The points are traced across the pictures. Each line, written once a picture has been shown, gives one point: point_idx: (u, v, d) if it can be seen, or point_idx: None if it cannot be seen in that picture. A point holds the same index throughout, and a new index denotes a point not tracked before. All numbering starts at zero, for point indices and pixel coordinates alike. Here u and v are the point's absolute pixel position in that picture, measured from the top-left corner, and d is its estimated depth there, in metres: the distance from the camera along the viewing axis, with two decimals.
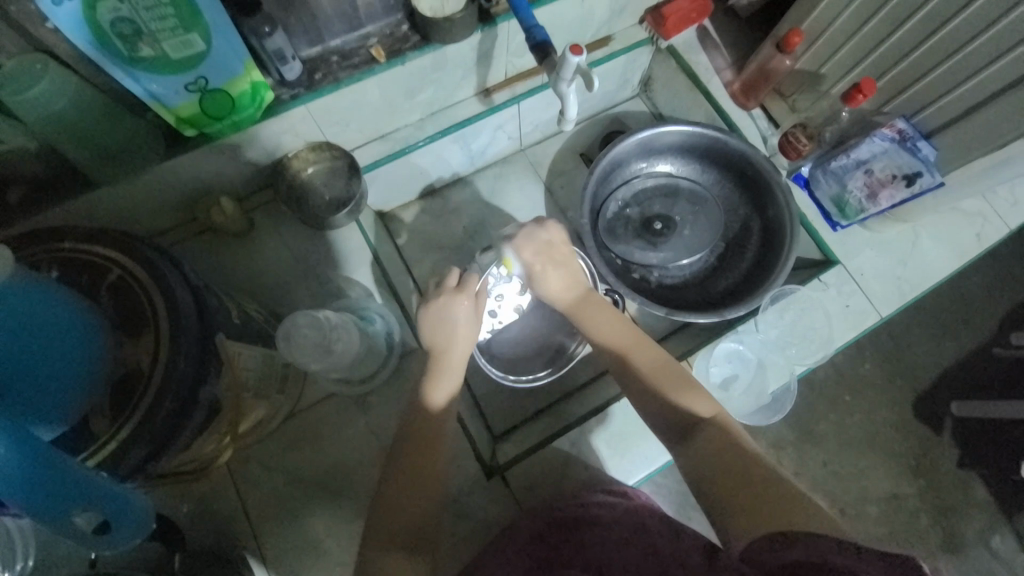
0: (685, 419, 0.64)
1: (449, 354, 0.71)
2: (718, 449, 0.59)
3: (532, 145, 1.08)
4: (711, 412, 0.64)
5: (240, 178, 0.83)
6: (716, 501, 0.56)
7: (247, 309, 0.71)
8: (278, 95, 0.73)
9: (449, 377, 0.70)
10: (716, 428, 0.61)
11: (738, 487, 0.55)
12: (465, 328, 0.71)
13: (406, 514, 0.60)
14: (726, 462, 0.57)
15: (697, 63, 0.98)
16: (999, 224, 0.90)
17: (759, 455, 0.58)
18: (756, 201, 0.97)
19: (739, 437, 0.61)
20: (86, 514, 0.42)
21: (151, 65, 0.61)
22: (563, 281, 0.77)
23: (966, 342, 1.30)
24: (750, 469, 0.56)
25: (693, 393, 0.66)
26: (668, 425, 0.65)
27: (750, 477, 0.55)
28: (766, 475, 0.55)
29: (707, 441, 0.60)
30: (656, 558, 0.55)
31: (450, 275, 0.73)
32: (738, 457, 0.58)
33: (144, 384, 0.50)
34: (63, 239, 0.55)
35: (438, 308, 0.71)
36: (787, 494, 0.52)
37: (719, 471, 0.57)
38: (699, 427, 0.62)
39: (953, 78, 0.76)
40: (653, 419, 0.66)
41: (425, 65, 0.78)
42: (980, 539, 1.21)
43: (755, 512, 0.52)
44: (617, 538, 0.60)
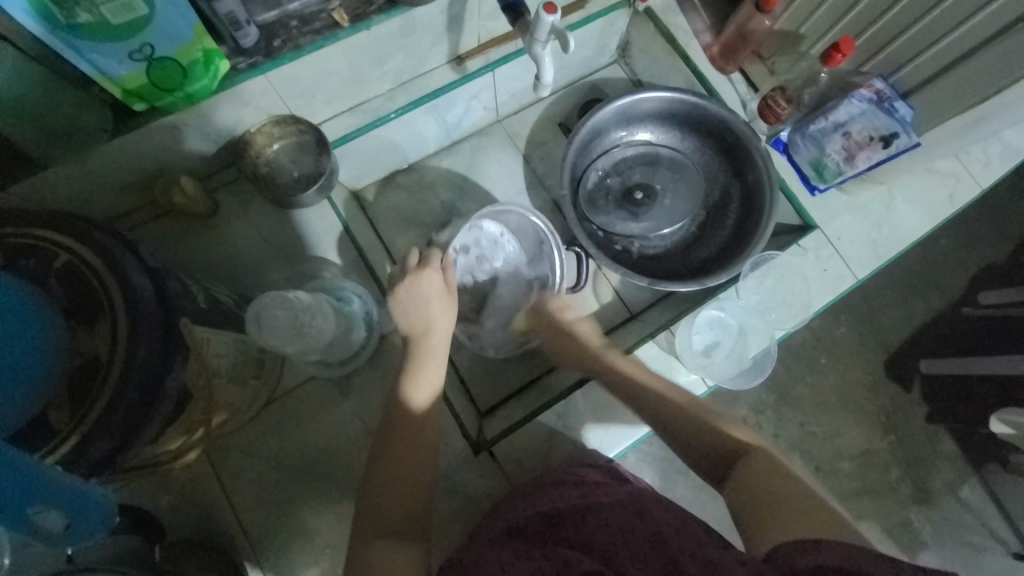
0: (725, 454, 0.61)
1: (428, 338, 0.70)
2: (758, 479, 0.57)
3: (509, 116, 1.05)
4: (753, 443, 0.61)
5: (200, 156, 0.78)
6: (746, 514, 0.55)
7: (215, 294, 0.68)
8: (235, 65, 0.68)
9: (433, 357, 0.69)
10: (758, 460, 0.58)
11: (769, 505, 0.54)
12: (437, 303, 0.72)
13: (394, 506, 0.59)
14: (766, 489, 0.55)
15: (675, 26, 0.96)
16: (971, 184, 0.92)
17: (808, 487, 0.55)
18: (735, 167, 0.96)
19: (783, 467, 0.57)
20: (50, 516, 0.39)
21: (90, 32, 0.55)
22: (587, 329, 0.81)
23: (935, 303, 1.34)
24: (788, 492, 0.54)
25: (737, 426, 0.63)
26: (708, 460, 0.63)
27: (796, 502, 0.53)
28: (803, 494, 0.53)
29: (754, 468, 0.58)
30: (661, 551, 0.52)
31: (413, 252, 0.75)
32: (779, 481, 0.56)
33: (105, 374, 0.48)
34: (3, 223, 0.51)
35: (405, 286, 0.72)
36: (820, 508, 0.51)
37: (756, 495, 0.56)
38: (740, 460, 0.60)
39: (931, 34, 0.76)
40: (695, 452, 0.64)
41: (393, 30, 0.74)
42: (949, 489, 1.28)
43: (781, 519, 0.51)
44: (621, 526, 0.57)
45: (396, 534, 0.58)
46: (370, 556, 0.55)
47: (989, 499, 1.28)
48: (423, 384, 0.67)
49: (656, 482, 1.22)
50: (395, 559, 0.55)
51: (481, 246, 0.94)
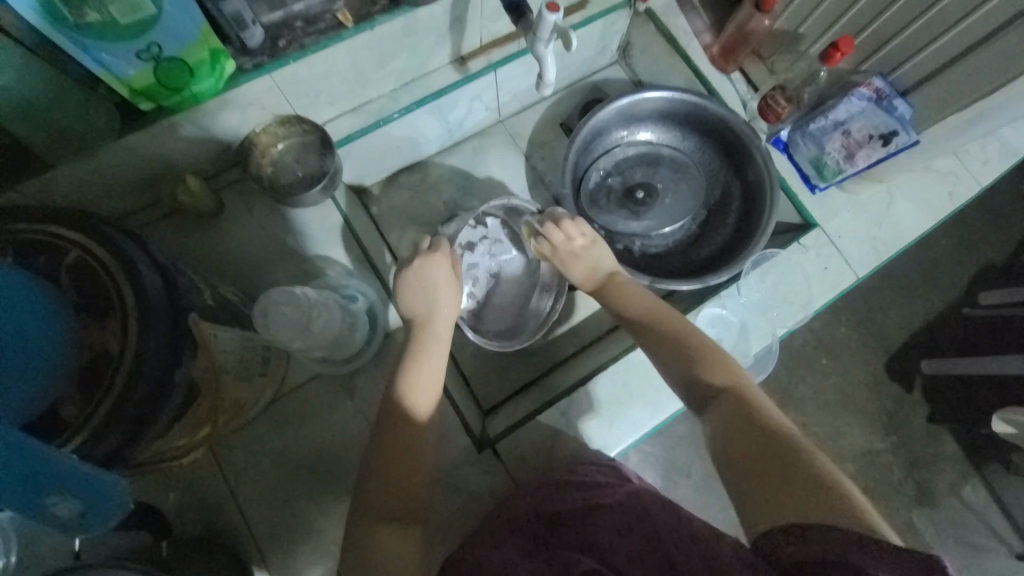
0: (704, 389, 0.63)
1: (433, 322, 0.72)
2: (739, 425, 0.57)
3: (511, 116, 1.06)
4: (729, 382, 0.62)
5: (205, 156, 0.79)
6: (733, 474, 0.54)
7: (221, 291, 0.69)
8: (240, 64, 0.69)
9: (437, 343, 0.71)
10: (734, 400, 0.60)
11: (756, 467, 0.53)
12: (444, 285, 0.74)
13: (397, 504, 0.59)
14: (750, 442, 0.55)
15: (676, 27, 0.96)
16: (970, 181, 0.92)
17: (787, 432, 0.56)
18: (736, 166, 0.97)
19: (759, 409, 0.59)
20: (66, 505, 0.40)
21: (100, 31, 0.56)
22: (585, 266, 0.82)
23: (936, 303, 1.34)
24: (772, 446, 0.54)
25: (720, 365, 0.64)
26: (689, 391, 0.64)
27: (777, 453, 0.53)
28: (788, 450, 0.53)
29: (728, 411, 0.59)
30: (656, 551, 0.55)
31: (423, 240, 0.78)
32: (758, 432, 0.56)
33: (115, 369, 0.48)
34: (16, 221, 0.51)
35: (413, 270, 0.73)
36: (811, 475, 0.50)
37: (740, 447, 0.55)
38: (717, 399, 0.61)
39: (930, 32, 0.77)
40: (678, 385, 0.66)
41: (396, 31, 0.75)
42: (951, 489, 1.28)
43: (773, 493, 0.50)
44: (618, 527, 0.60)
45: (401, 527, 0.59)
46: (376, 549, 0.56)
47: (992, 499, 1.28)
48: (425, 372, 0.67)
49: (659, 483, 1.22)
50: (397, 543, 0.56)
51: (483, 240, 0.96)
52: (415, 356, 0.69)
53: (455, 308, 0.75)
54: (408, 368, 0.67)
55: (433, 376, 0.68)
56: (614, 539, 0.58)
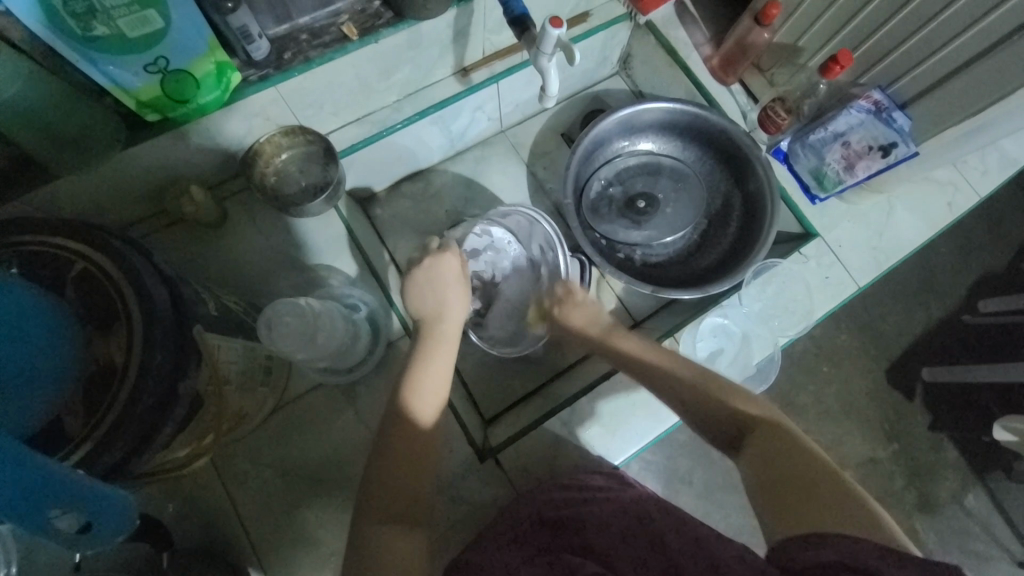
0: (737, 421, 0.62)
1: (441, 325, 0.72)
2: (772, 457, 0.56)
3: (513, 126, 1.07)
4: (762, 414, 0.61)
5: (210, 166, 0.80)
6: (763, 497, 0.54)
7: (224, 301, 0.69)
8: (246, 77, 0.69)
9: (446, 345, 0.71)
10: (766, 432, 0.58)
11: (785, 488, 0.53)
12: (454, 290, 0.74)
13: (398, 515, 0.58)
14: (784, 468, 0.54)
15: (676, 39, 0.97)
16: (969, 192, 0.93)
17: (822, 459, 0.54)
18: (737, 177, 0.97)
19: (798, 440, 0.57)
20: (68, 518, 0.40)
21: (107, 44, 0.57)
22: (585, 315, 0.81)
23: (937, 311, 1.34)
24: (806, 472, 0.53)
25: (748, 398, 0.63)
26: (720, 429, 0.64)
27: (808, 478, 0.52)
28: (825, 478, 0.52)
29: (760, 444, 0.58)
30: (659, 555, 0.55)
31: (432, 240, 0.78)
32: (794, 461, 0.54)
33: (119, 380, 0.48)
34: (22, 232, 0.52)
35: (423, 274, 0.74)
36: (843, 499, 0.49)
37: (772, 475, 0.54)
38: (752, 431, 0.60)
39: (927, 46, 0.77)
40: (705, 425, 0.65)
41: (400, 43, 0.75)
42: (954, 498, 1.27)
43: (798, 509, 0.50)
44: (622, 533, 0.60)
45: (401, 526, 0.58)
46: (375, 547, 0.56)
47: (995, 508, 1.27)
48: (428, 381, 0.66)
49: (661, 492, 1.22)
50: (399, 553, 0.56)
51: (488, 249, 0.98)
52: (421, 359, 0.68)
53: (464, 314, 0.75)
54: (414, 369, 0.67)
55: (441, 378, 0.68)
56: (619, 547, 0.58)
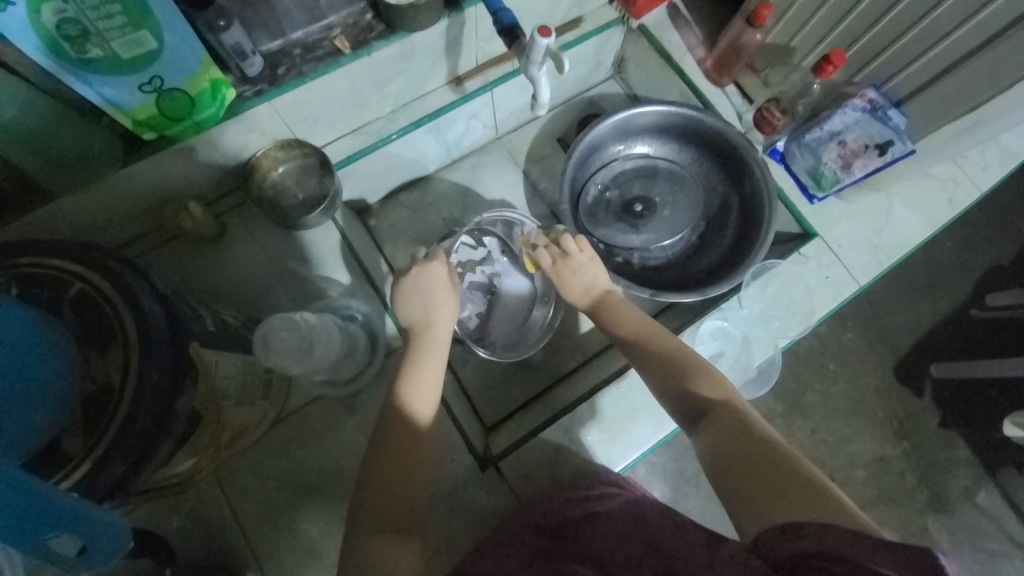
0: (699, 401, 0.63)
1: (431, 332, 0.72)
2: (734, 436, 0.57)
3: (509, 133, 1.07)
4: (723, 395, 0.63)
5: (208, 182, 0.81)
6: (723, 474, 0.55)
7: (223, 316, 0.69)
8: (240, 93, 0.70)
9: (436, 354, 0.70)
10: (728, 412, 0.60)
11: (747, 469, 0.54)
12: (440, 301, 0.74)
13: (395, 527, 0.58)
14: (744, 449, 0.55)
15: (669, 42, 0.97)
16: (969, 187, 0.92)
17: (777, 441, 0.56)
18: (733, 178, 0.97)
19: (756, 424, 0.58)
20: (66, 541, 0.40)
21: (102, 66, 0.57)
22: (581, 282, 0.80)
23: (942, 306, 1.33)
24: (764, 452, 0.55)
25: (711, 379, 0.65)
26: (680, 405, 0.64)
27: (770, 464, 0.53)
28: (780, 457, 0.54)
29: (721, 424, 0.59)
30: (656, 556, 0.56)
31: (421, 250, 0.79)
32: (751, 441, 0.56)
33: (117, 399, 0.49)
34: (21, 254, 0.53)
35: (412, 281, 0.74)
36: (798, 478, 0.51)
37: (732, 455, 0.56)
38: (713, 412, 0.61)
39: (921, 43, 0.77)
40: (669, 400, 0.66)
41: (393, 55, 0.76)
42: (965, 495, 1.25)
43: (765, 491, 0.51)
44: (618, 535, 0.62)
45: (398, 535, 0.58)
46: (372, 551, 0.56)
47: (1008, 505, 1.25)
48: (421, 391, 0.66)
49: (667, 495, 1.21)
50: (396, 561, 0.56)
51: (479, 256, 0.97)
52: (414, 370, 0.68)
53: (452, 324, 0.75)
54: (405, 381, 0.67)
55: (434, 386, 0.68)
56: (614, 549, 0.59)
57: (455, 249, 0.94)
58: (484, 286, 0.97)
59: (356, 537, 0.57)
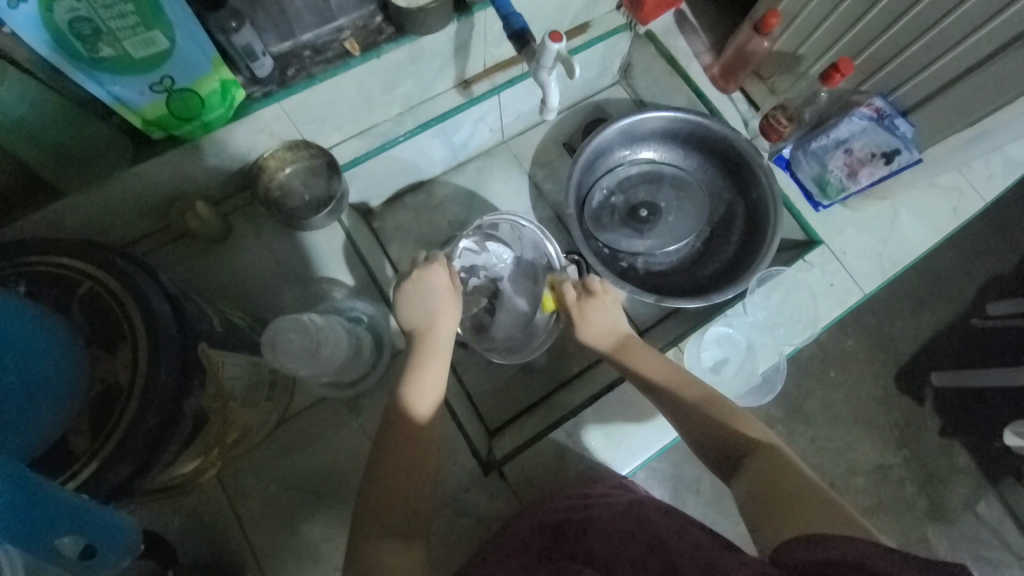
0: (734, 444, 0.62)
1: (437, 334, 0.72)
2: (770, 478, 0.56)
3: (515, 136, 1.07)
4: (760, 438, 0.62)
5: (215, 182, 0.81)
6: (758, 513, 0.54)
7: (229, 316, 0.69)
8: (250, 93, 0.70)
9: (438, 355, 0.70)
10: (765, 454, 0.59)
11: (782, 508, 0.53)
12: (444, 303, 0.74)
13: (399, 531, 0.58)
14: (781, 490, 0.54)
15: (676, 48, 0.98)
16: (974, 197, 0.92)
17: (816, 483, 0.55)
18: (739, 185, 0.97)
19: (794, 467, 0.57)
20: (71, 539, 0.39)
21: (114, 65, 0.58)
22: (604, 322, 0.81)
23: (944, 315, 1.33)
24: (799, 492, 0.54)
25: (748, 425, 0.64)
26: (717, 452, 0.63)
27: (810, 503, 0.52)
28: (817, 497, 0.52)
29: (759, 466, 0.58)
30: (659, 555, 0.55)
31: (422, 253, 0.78)
32: (789, 483, 0.55)
33: (124, 399, 0.48)
34: (30, 252, 0.52)
35: (416, 284, 0.73)
36: (837, 515, 0.50)
37: (769, 496, 0.54)
38: (749, 455, 0.60)
39: (929, 53, 0.77)
40: (706, 447, 0.65)
41: (402, 58, 0.76)
42: (966, 504, 1.25)
43: (794, 520, 0.51)
44: (620, 535, 0.60)
45: (403, 539, 0.58)
46: (375, 553, 0.56)
47: (1008, 515, 1.25)
48: (425, 393, 0.66)
49: (668, 501, 1.20)
50: (400, 564, 0.56)
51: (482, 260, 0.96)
52: (419, 372, 0.68)
53: (455, 324, 0.75)
54: (410, 385, 0.67)
55: (437, 389, 0.68)
56: (618, 552, 0.58)
57: (459, 253, 0.94)
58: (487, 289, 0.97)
59: (360, 540, 0.57)
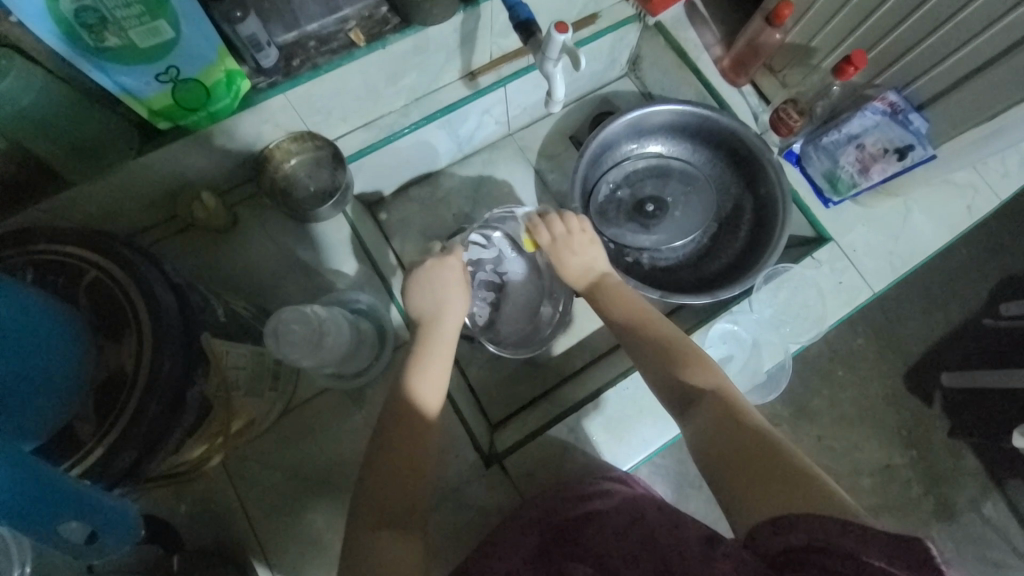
0: (687, 389, 0.62)
1: (442, 327, 0.72)
2: (724, 427, 0.56)
3: (521, 129, 1.06)
4: (713, 385, 0.62)
5: (221, 172, 0.81)
6: (714, 466, 0.55)
7: (233, 307, 0.70)
8: (255, 84, 0.70)
9: (445, 347, 0.70)
10: (718, 401, 0.59)
11: (738, 462, 0.53)
12: (453, 296, 0.73)
13: (398, 520, 0.58)
14: (734, 440, 0.55)
15: (687, 40, 0.96)
16: (989, 194, 0.90)
17: (766, 429, 0.55)
18: (748, 180, 0.96)
19: (746, 415, 0.58)
20: (77, 524, 0.40)
21: (120, 55, 0.58)
22: (580, 263, 0.78)
23: (955, 315, 1.31)
24: (752, 441, 0.54)
25: (704, 369, 0.64)
26: (669, 390, 0.64)
27: (763, 455, 0.52)
28: (768, 446, 0.53)
29: (710, 411, 0.59)
30: (653, 551, 0.55)
31: (436, 244, 0.79)
32: (740, 432, 0.56)
33: (129, 387, 0.49)
34: (39, 240, 0.53)
35: (425, 274, 0.73)
36: (788, 468, 0.50)
37: (722, 445, 0.55)
38: (701, 400, 0.60)
39: (946, 47, 0.75)
40: (660, 388, 0.65)
41: (407, 49, 0.75)
42: (972, 506, 1.24)
43: (757, 487, 0.50)
44: (616, 531, 0.61)
45: (402, 530, 0.58)
46: (374, 545, 0.56)
47: (1016, 517, 1.23)
48: (430, 387, 0.66)
49: (670, 497, 1.20)
50: (398, 555, 0.56)
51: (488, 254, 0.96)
52: (422, 362, 0.68)
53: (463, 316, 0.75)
54: (413, 376, 0.66)
55: (439, 381, 0.67)
56: (612, 547, 0.58)
57: (466, 246, 0.93)
58: (492, 284, 0.97)
59: (358, 529, 0.57)
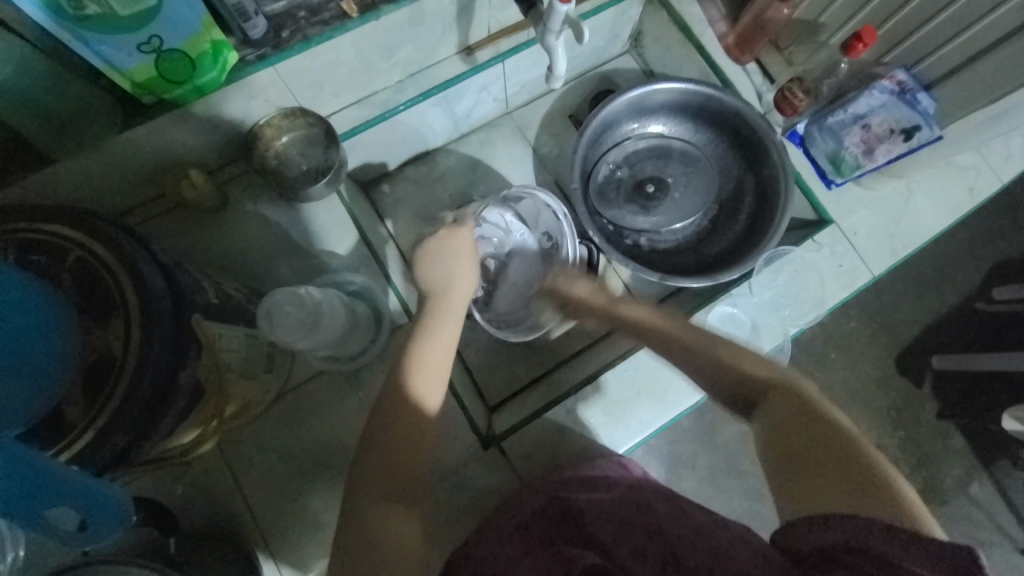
0: (748, 387, 0.61)
1: (447, 297, 0.70)
2: (789, 423, 0.55)
3: (519, 107, 1.04)
4: (774, 377, 0.60)
5: (210, 150, 0.78)
6: (780, 470, 0.54)
7: (224, 288, 0.68)
8: (243, 56, 0.67)
9: (452, 316, 0.69)
10: (783, 395, 0.57)
11: (803, 458, 0.53)
12: (463, 272, 0.72)
13: (398, 493, 0.58)
14: (806, 438, 0.53)
15: (690, 16, 0.93)
16: (991, 178, 0.89)
17: (840, 426, 0.53)
18: (750, 161, 0.94)
19: (813, 400, 0.56)
20: (64, 512, 0.40)
21: (99, 24, 0.54)
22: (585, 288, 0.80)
23: (949, 299, 1.31)
24: (818, 433, 0.53)
25: (762, 361, 0.62)
26: (732, 391, 0.62)
27: (835, 460, 0.51)
28: (844, 446, 0.52)
29: (777, 405, 0.57)
30: (659, 541, 0.53)
31: (447, 215, 0.78)
32: (812, 432, 0.53)
33: (118, 371, 0.48)
34: (20, 219, 0.51)
35: (434, 242, 0.71)
36: (865, 475, 0.49)
37: (791, 445, 0.54)
38: (765, 397, 0.59)
39: (956, 24, 0.74)
40: (715, 387, 0.64)
41: (401, 20, 0.72)
42: (959, 487, 1.26)
43: (818, 488, 0.50)
44: (621, 520, 0.58)
45: (402, 506, 0.58)
46: (374, 521, 0.55)
47: (1001, 496, 1.26)
48: (429, 369, 0.63)
49: (663, 477, 1.22)
50: (400, 529, 0.56)
51: (498, 231, 0.94)
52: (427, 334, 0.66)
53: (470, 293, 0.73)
54: (422, 339, 0.65)
55: (443, 364, 0.65)
56: (617, 537, 0.56)
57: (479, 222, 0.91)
58: (495, 264, 0.95)
59: (357, 496, 0.57)
